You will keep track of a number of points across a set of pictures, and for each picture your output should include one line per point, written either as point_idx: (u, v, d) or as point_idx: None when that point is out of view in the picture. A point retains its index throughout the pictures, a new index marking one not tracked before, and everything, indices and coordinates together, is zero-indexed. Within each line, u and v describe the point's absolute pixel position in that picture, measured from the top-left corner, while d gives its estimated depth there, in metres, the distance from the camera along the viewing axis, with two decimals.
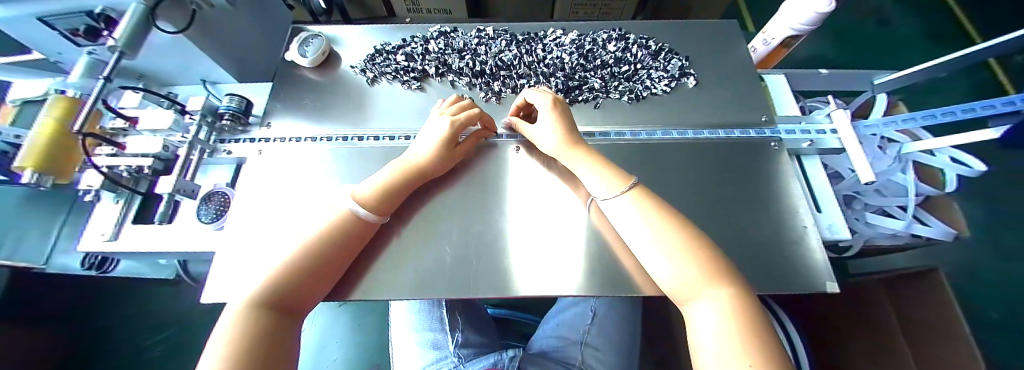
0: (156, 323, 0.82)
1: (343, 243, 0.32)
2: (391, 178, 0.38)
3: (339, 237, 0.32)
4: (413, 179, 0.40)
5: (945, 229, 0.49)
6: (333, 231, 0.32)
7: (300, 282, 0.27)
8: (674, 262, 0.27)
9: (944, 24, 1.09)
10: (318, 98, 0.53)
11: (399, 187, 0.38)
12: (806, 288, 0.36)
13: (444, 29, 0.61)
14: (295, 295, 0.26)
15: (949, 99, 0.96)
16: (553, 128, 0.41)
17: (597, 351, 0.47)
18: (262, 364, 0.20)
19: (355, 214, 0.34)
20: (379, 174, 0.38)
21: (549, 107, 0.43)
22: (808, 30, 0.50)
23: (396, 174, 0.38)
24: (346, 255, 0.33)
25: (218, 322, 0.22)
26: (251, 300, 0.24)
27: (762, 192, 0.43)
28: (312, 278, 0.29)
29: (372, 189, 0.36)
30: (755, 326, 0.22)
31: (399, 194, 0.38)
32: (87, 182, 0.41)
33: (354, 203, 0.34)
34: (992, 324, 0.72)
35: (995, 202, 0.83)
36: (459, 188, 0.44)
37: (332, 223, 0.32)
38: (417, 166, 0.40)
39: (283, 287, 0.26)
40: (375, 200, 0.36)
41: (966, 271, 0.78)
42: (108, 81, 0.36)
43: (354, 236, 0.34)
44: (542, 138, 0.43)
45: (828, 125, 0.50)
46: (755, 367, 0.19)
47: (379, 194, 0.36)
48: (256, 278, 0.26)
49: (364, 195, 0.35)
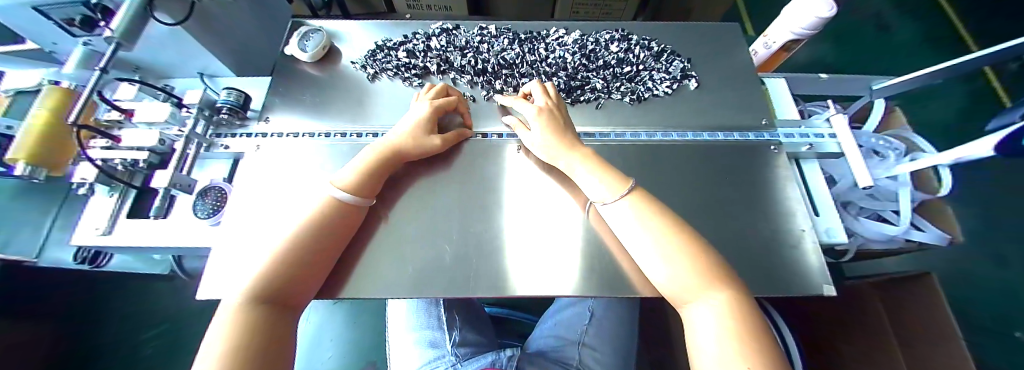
0: (153, 322, 0.81)
1: (330, 238, 0.32)
2: (372, 158, 0.38)
3: (327, 231, 0.31)
4: (395, 160, 0.40)
5: (940, 234, 0.49)
6: (326, 227, 0.31)
7: (293, 281, 0.27)
8: (672, 263, 0.28)
9: (942, 30, 1.10)
10: (317, 94, 0.52)
11: (379, 169, 0.38)
12: (803, 292, 0.36)
13: (446, 26, 0.60)
14: (289, 293, 0.26)
15: (944, 106, 0.97)
16: (544, 134, 0.42)
17: (595, 351, 0.47)
18: (262, 363, 0.19)
19: (337, 199, 0.33)
20: (358, 159, 0.38)
21: (535, 115, 0.43)
22: (809, 34, 0.50)
23: (373, 156, 0.38)
24: (333, 249, 0.32)
25: (214, 319, 0.22)
26: (244, 298, 0.23)
27: (760, 195, 0.43)
28: (304, 275, 0.28)
29: (351, 174, 0.36)
30: (755, 328, 0.22)
31: (381, 175, 0.38)
32: (81, 174, 0.39)
33: (337, 190, 0.34)
34: (986, 329, 0.73)
35: (991, 208, 0.84)
36: (454, 185, 0.44)
37: (325, 219, 0.32)
38: (395, 146, 0.40)
39: (276, 284, 0.25)
40: (357, 182, 0.35)
41: (960, 276, 0.79)
42: (103, 73, 0.35)
43: (339, 230, 0.33)
44: (533, 145, 0.43)
45: (827, 130, 0.50)
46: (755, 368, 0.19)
47: (359, 177, 0.36)
48: (249, 275, 0.25)
49: (346, 181, 0.35)
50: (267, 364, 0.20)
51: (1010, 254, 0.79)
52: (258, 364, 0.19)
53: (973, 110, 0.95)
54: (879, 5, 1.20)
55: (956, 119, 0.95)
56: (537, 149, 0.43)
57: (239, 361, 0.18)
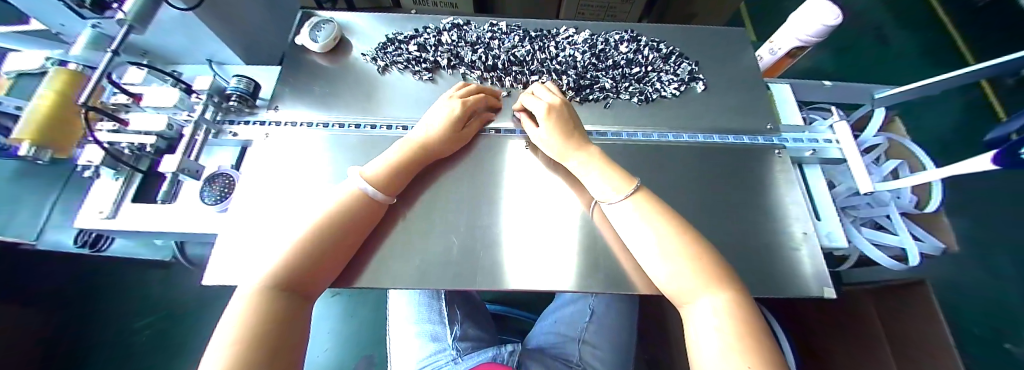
0: (144, 309, 0.80)
1: (353, 230, 0.32)
2: (400, 155, 0.39)
3: (347, 218, 0.32)
4: (421, 156, 0.41)
5: (935, 243, 0.51)
6: (349, 213, 0.32)
7: (308, 267, 0.27)
8: (672, 262, 0.28)
9: (940, 44, 1.12)
10: (328, 84, 0.52)
11: (408, 164, 0.39)
12: (801, 295, 0.37)
13: (458, 22, 0.60)
14: (304, 279, 0.26)
15: (943, 118, 0.99)
16: (551, 137, 0.42)
17: (596, 349, 0.47)
18: (274, 348, 0.20)
19: (364, 192, 0.34)
20: (387, 152, 0.39)
21: (546, 114, 0.42)
22: (815, 41, 0.50)
23: (403, 151, 0.39)
24: (354, 241, 0.33)
25: (230, 304, 0.22)
26: (261, 287, 0.23)
27: (764, 199, 0.44)
28: (322, 262, 0.28)
29: (380, 167, 0.37)
30: (754, 327, 0.23)
31: (408, 171, 0.39)
32: (87, 157, 0.40)
33: (364, 182, 0.35)
34: (977, 341, 0.75)
35: (987, 219, 0.86)
36: (462, 173, 0.45)
37: (348, 207, 0.32)
38: (423, 143, 0.41)
39: (293, 269, 0.26)
40: (385, 175, 0.36)
41: (953, 286, 0.81)
42: (114, 55, 0.37)
43: (362, 223, 0.33)
44: (543, 145, 0.44)
45: (830, 135, 0.51)
46: (755, 366, 0.19)
47: (388, 172, 0.37)
48: (264, 266, 0.25)
49: (374, 173, 0.36)
50: (278, 350, 0.20)
51: (1002, 265, 0.81)
52: (270, 351, 0.19)
53: (970, 122, 0.97)
54: (882, 17, 1.22)
55: (952, 132, 0.96)
56: (546, 149, 0.43)
57: (257, 358, 0.18)
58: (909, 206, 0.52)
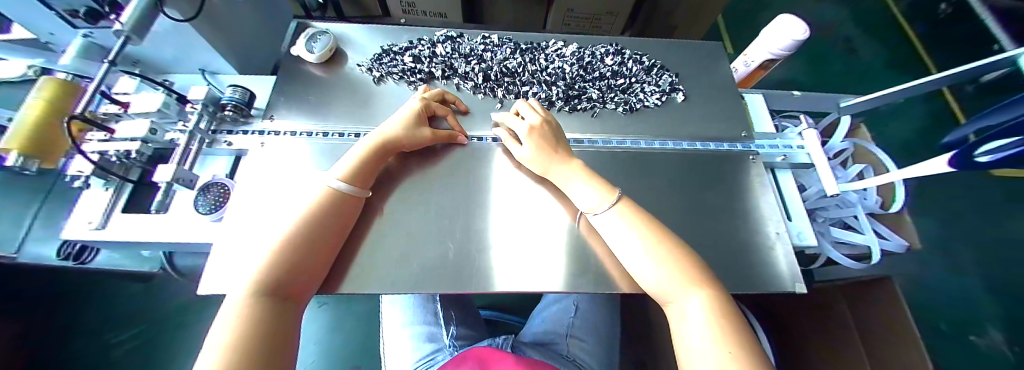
0: (126, 322, 0.78)
1: (329, 235, 0.33)
2: (365, 150, 0.39)
3: (325, 218, 0.33)
4: (388, 148, 0.42)
5: (901, 242, 0.55)
6: (326, 214, 0.33)
7: (293, 273, 0.28)
8: (651, 266, 0.31)
9: (902, 56, 1.21)
10: (322, 94, 0.53)
11: (374, 158, 0.40)
12: (777, 291, 0.40)
13: (451, 34, 0.62)
14: (290, 284, 0.27)
15: (907, 124, 1.06)
16: (529, 152, 0.44)
17: (583, 342, 0.49)
18: (268, 353, 0.21)
19: (335, 189, 0.35)
20: (354, 150, 0.39)
21: (529, 133, 0.44)
22: (785, 55, 0.54)
23: (369, 146, 0.40)
24: (332, 248, 0.33)
25: (221, 311, 0.23)
26: (249, 295, 0.24)
27: (740, 202, 0.47)
28: (304, 270, 0.29)
29: (346, 165, 0.37)
30: (730, 322, 0.25)
31: (374, 165, 0.40)
32: (76, 167, 0.39)
33: (334, 179, 0.35)
34: (941, 334, 0.79)
35: (947, 219, 0.92)
36: (441, 179, 0.46)
37: (323, 207, 0.33)
38: (389, 136, 0.42)
39: (277, 270, 0.27)
40: (354, 171, 0.37)
41: (919, 283, 0.86)
42: (111, 66, 0.38)
43: (337, 221, 0.34)
44: (525, 161, 0.45)
45: (799, 142, 0.55)
46: (733, 355, 0.22)
47: (355, 167, 0.38)
48: (247, 273, 0.26)
49: (343, 172, 0.37)
50: (271, 355, 0.21)
51: (961, 262, 0.87)
52: (264, 354, 0.20)
53: (931, 128, 1.04)
54: (851, 30, 1.30)
55: (915, 137, 1.03)
56: (530, 164, 0.44)
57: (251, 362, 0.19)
58: (874, 207, 0.56)
